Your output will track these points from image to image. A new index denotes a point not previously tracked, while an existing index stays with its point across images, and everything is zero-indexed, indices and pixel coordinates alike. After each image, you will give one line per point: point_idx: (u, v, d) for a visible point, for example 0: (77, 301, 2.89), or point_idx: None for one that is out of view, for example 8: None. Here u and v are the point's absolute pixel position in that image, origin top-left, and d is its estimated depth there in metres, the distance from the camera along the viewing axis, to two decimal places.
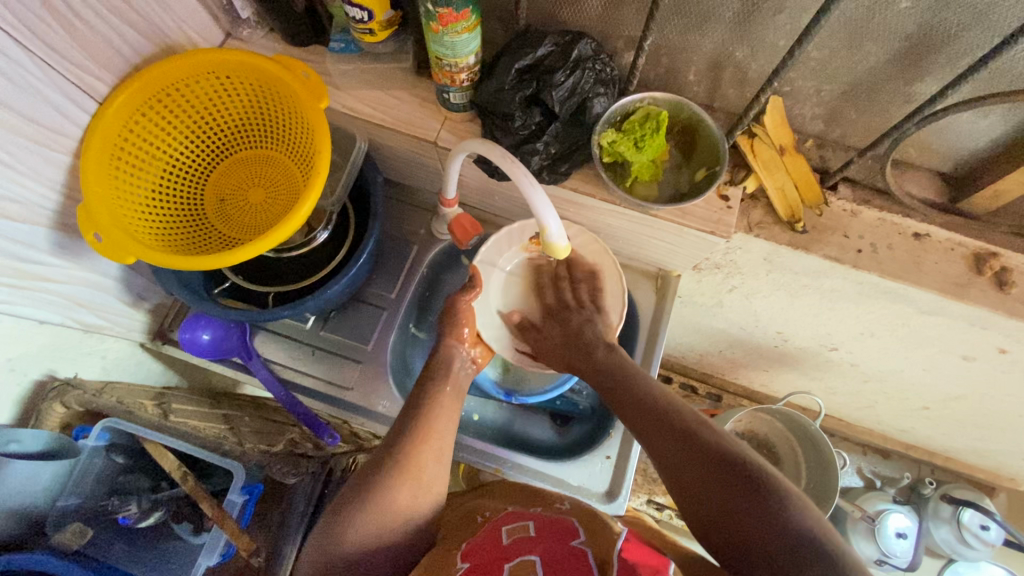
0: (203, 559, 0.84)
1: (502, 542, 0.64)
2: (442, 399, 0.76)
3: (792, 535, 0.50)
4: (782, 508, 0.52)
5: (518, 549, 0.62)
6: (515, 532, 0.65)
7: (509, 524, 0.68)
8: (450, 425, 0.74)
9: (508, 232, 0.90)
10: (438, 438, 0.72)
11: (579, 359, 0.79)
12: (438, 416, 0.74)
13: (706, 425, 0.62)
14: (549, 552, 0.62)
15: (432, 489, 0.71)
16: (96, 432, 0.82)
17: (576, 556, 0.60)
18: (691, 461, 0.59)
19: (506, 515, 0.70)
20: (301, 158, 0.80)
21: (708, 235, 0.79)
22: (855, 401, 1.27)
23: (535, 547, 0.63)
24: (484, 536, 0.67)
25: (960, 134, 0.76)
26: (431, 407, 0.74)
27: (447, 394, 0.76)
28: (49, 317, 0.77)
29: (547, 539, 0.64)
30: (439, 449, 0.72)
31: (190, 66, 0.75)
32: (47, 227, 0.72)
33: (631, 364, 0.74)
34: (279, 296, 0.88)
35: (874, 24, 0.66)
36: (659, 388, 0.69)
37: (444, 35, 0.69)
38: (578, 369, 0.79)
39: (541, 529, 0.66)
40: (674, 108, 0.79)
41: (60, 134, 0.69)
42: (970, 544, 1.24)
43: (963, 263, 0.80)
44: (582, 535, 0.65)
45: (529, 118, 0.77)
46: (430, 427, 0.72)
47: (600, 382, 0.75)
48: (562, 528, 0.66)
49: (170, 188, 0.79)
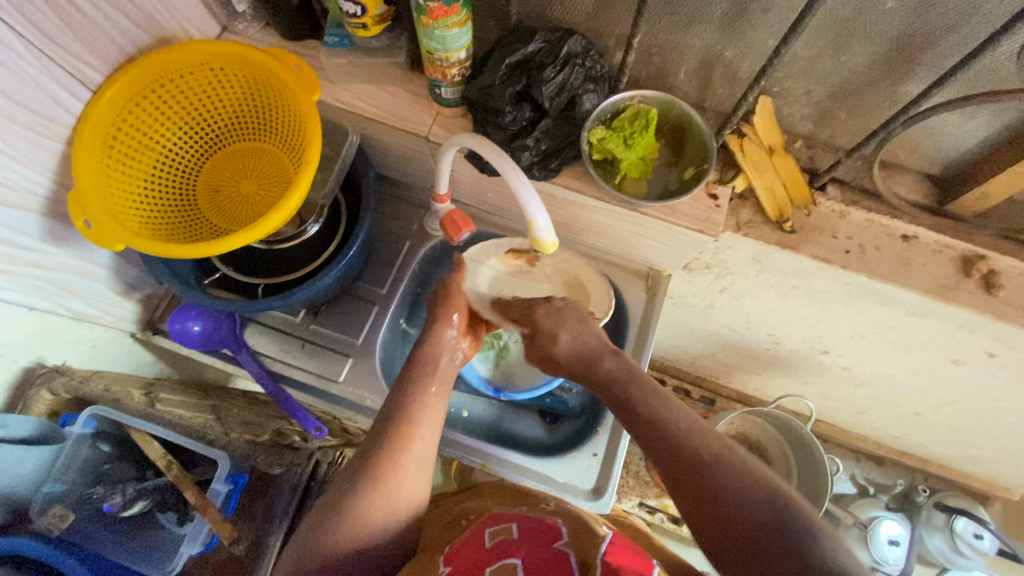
0: (184, 549, 0.84)
1: (485, 545, 0.65)
2: (428, 401, 0.73)
3: None
4: (820, 558, 0.49)
5: (499, 553, 0.63)
6: (498, 535, 0.66)
7: (492, 526, 0.68)
8: (433, 430, 0.72)
9: (494, 240, 0.94)
10: (420, 444, 0.70)
11: (578, 367, 0.71)
12: (421, 417, 0.71)
13: (727, 451, 0.57)
14: (531, 554, 0.62)
15: (411, 495, 0.70)
16: (82, 419, 0.82)
17: (558, 559, 0.61)
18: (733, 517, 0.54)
19: (491, 518, 0.70)
20: (293, 150, 0.80)
21: (696, 233, 0.79)
22: (848, 406, 1.26)
23: (518, 548, 0.63)
24: (468, 539, 0.67)
25: (948, 136, 0.76)
26: (416, 406, 0.71)
27: (433, 397, 0.73)
28: (38, 304, 0.77)
29: (529, 541, 0.64)
30: (422, 456, 0.70)
31: (184, 57, 0.75)
32: (37, 214, 0.72)
33: (641, 374, 0.67)
34: (269, 288, 0.88)
35: (861, 24, 0.67)
36: (672, 403, 0.63)
37: (435, 29, 0.70)
38: (579, 376, 0.72)
39: (525, 532, 0.66)
40: (664, 106, 0.80)
41: (53, 121, 0.70)
42: (962, 553, 1.23)
43: (951, 265, 0.80)
44: (565, 538, 0.66)
45: (519, 114, 0.78)
46: (410, 436, 0.70)
47: (607, 394, 0.68)
48: (544, 530, 0.67)
49: (163, 178, 0.80)
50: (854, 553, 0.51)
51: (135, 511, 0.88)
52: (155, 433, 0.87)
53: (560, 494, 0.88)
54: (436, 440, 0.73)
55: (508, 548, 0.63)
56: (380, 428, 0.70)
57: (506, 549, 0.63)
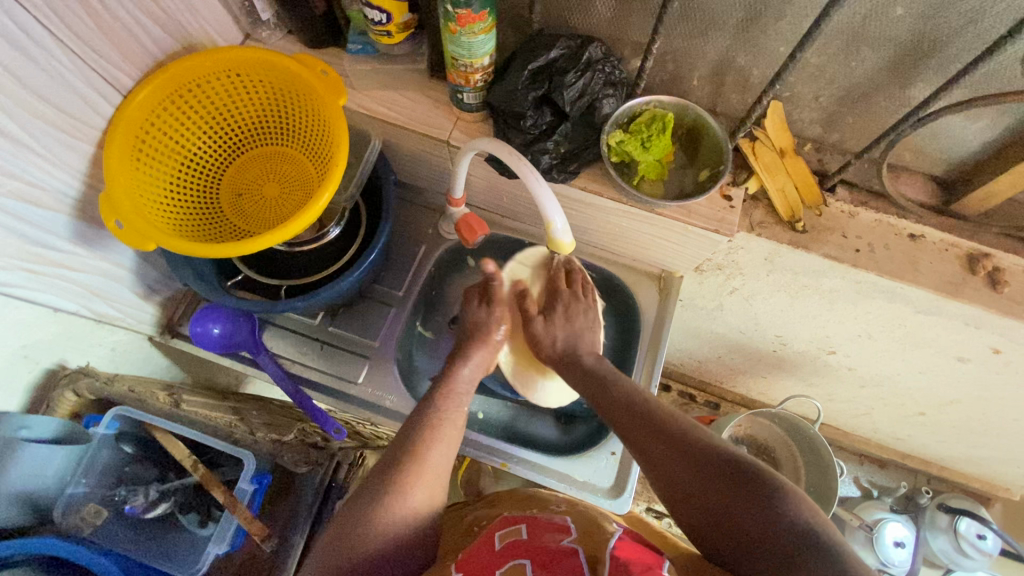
0: (212, 549, 0.86)
1: (495, 548, 0.65)
2: (454, 415, 0.75)
3: (786, 522, 0.53)
4: (776, 498, 0.55)
5: (510, 552, 0.63)
6: (508, 537, 0.66)
7: (502, 530, 0.68)
8: (451, 444, 0.73)
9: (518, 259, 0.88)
10: (436, 452, 0.71)
11: (565, 363, 0.80)
12: (443, 428, 0.73)
13: (697, 431, 0.65)
14: (540, 553, 0.62)
15: (428, 509, 0.70)
16: (106, 421, 0.85)
17: (567, 554, 0.61)
18: (727, 495, 0.58)
19: (501, 520, 0.71)
20: (317, 156, 0.82)
21: (712, 232, 0.81)
22: (852, 407, 1.29)
23: (527, 548, 0.63)
24: (478, 543, 0.67)
25: (951, 139, 0.79)
26: (440, 422, 0.73)
27: (460, 417, 0.75)
28: (63, 305, 0.78)
29: (537, 541, 0.64)
30: (441, 468, 0.71)
31: (213, 63, 0.77)
32: (68, 215, 0.73)
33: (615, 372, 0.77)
34: (291, 289, 0.89)
35: (871, 30, 0.70)
36: (644, 393, 0.72)
37: (461, 35, 0.72)
38: (564, 372, 0.80)
39: (533, 532, 0.66)
40: (680, 110, 0.83)
41: (85, 124, 0.71)
42: (967, 554, 1.24)
43: (957, 263, 0.83)
44: (574, 534, 0.65)
45: (540, 118, 0.81)
46: (428, 451, 0.70)
47: (585, 390, 0.76)
48: (551, 527, 0.67)
49: (188, 181, 0.81)
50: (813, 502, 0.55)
51: (158, 514, 0.90)
52: (176, 431, 0.89)
53: (579, 492, 0.89)
54: (455, 448, 0.73)
55: (518, 548, 0.63)
56: (406, 435, 0.72)
57: (516, 550, 0.63)
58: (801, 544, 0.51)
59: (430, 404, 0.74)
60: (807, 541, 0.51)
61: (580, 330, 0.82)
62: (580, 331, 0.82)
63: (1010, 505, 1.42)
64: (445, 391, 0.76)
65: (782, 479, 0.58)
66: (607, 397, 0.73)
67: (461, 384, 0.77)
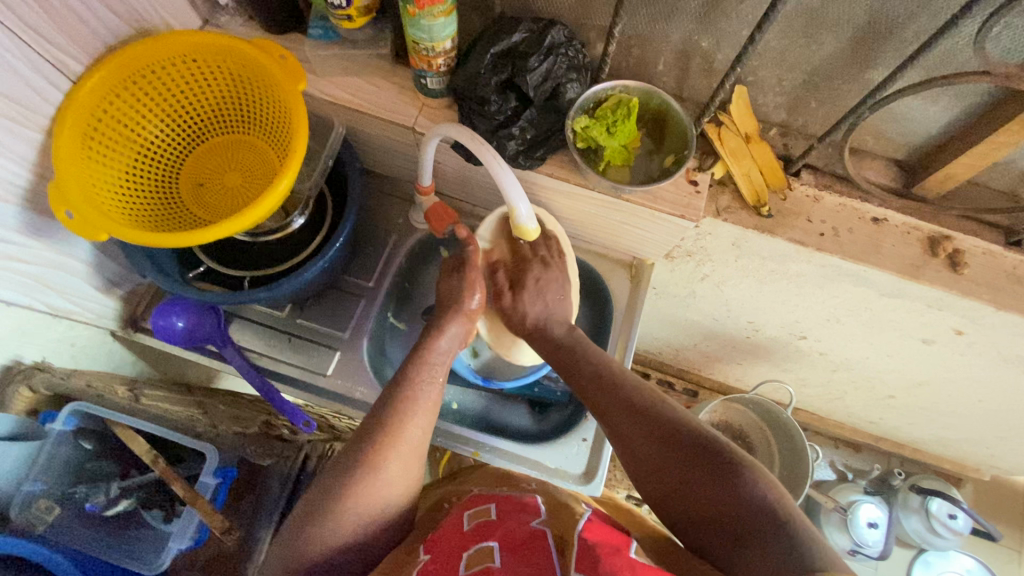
0: (174, 544, 0.86)
1: (465, 528, 0.65)
2: (430, 385, 0.73)
3: (746, 499, 0.54)
4: (735, 472, 0.56)
5: (478, 535, 0.63)
6: (477, 517, 0.66)
7: (472, 508, 0.68)
8: (427, 419, 0.71)
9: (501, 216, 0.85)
10: (407, 445, 0.69)
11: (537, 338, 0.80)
12: (417, 398, 0.71)
13: (658, 403, 0.66)
14: (509, 533, 0.61)
15: (404, 480, 0.68)
16: (63, 416, 0.83)
17: (535, 537, 0.60)
18: (689, 473, 0.58)
19: (472, 500, 0.71)
20: (278, 142, 0.80)
21: (678, 218, 0.81)
22: (825, 392, 1.30)
23: (496, 529, 0.63)
24: (447, 523, 0.67)
25: (913, 122, 0.79)
26: (416, 393, 0.71)
27: (437, 386, 0.73)
28: (14, 298, 0.76)
29: (507, 521, 0.64)
30: (418, 442, 0.70)
31: (169, 48, 0.75)
32: (16, 205, 0.70)
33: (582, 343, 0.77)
34: (255, 280, 0.88)
35: (830, 13, 0.69)
36: (611, 366, 0.72)
37: (420, 18, 0.71)
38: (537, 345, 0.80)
39: (505, 512, 0.66)
40: (646, 96, 0.82)
41: (33, 112, 0.68)
42: (939, 533, 1.27)
43: (919, 245, 0.84)
44: (543, 516, 0.64)
45: (504, 103, 0.78)
46: (404, 423, 0.69)
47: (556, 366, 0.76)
48: (523, 509, 0.66)
49: (145, 170, 0.79)
50: (770, 475, 0.56)
51: (119, 510, 0.89)
52: (136, 425, 0.87)
53: (551, 480, 0.89)
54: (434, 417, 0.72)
55: (487, 529, 0.63)
56: (382, 403, 0.70)
57: (486, 530, 0.63)
58: (759, 522, 0.53)
59: (405, 377, 0.73)
60: (766, 520, 0.52)
61: (553, 304, 0.81)
62: (552, 305, 0.81)
63: (980, 485, 1.45)
64: (420, 359, 0.74)
65: (738, 449, 0.59)
66: (577, 373, 0.73)
67: (429, 348, 0.75)
